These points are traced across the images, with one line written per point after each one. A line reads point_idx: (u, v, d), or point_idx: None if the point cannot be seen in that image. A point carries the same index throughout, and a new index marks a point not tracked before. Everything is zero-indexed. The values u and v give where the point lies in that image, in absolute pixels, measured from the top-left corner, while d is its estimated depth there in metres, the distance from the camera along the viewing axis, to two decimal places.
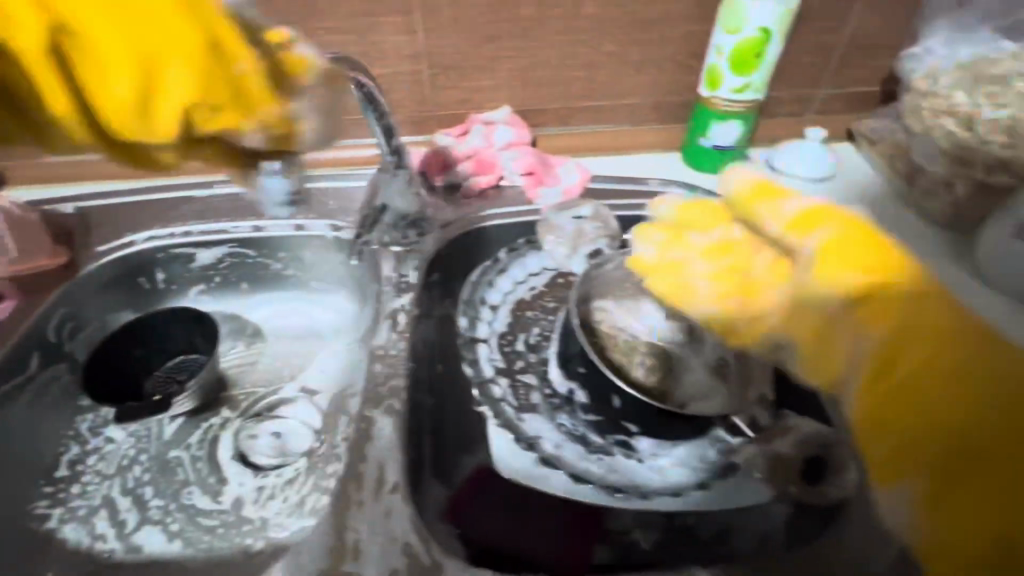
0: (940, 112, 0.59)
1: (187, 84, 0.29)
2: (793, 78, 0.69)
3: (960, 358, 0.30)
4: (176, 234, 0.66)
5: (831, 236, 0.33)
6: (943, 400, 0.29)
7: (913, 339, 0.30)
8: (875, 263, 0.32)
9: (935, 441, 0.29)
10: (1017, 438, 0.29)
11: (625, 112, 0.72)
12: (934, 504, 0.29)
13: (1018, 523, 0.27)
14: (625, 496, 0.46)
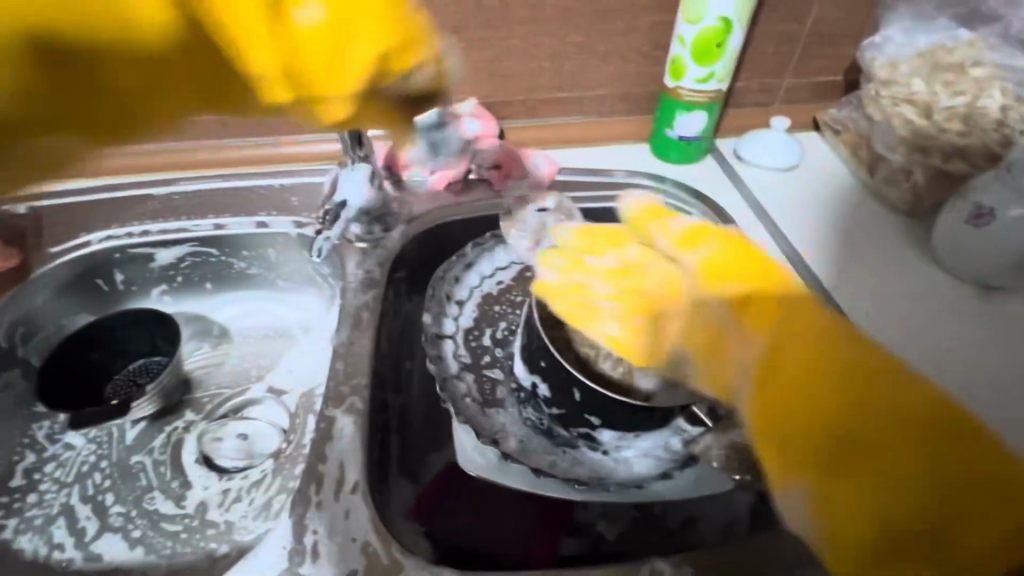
0: (899, 100, 0.61)
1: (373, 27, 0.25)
2: (758, 68, 0.70)
3: (827, 351, 0.33)
4: (133, 233, 0.64)
5: (709, 256, 0.39)
6: (817, 391, 0.32)
7: (784, 337, 0.35)
8: (746, 277, 0.38)
9: (819, 437, 0.31)
10: (899, 423, 0.30)
11: (592, 104, 0.72)
12: (832, 504, 0.30)
13: (914, 511, 0.28)
14: (589, 488, 0.44)
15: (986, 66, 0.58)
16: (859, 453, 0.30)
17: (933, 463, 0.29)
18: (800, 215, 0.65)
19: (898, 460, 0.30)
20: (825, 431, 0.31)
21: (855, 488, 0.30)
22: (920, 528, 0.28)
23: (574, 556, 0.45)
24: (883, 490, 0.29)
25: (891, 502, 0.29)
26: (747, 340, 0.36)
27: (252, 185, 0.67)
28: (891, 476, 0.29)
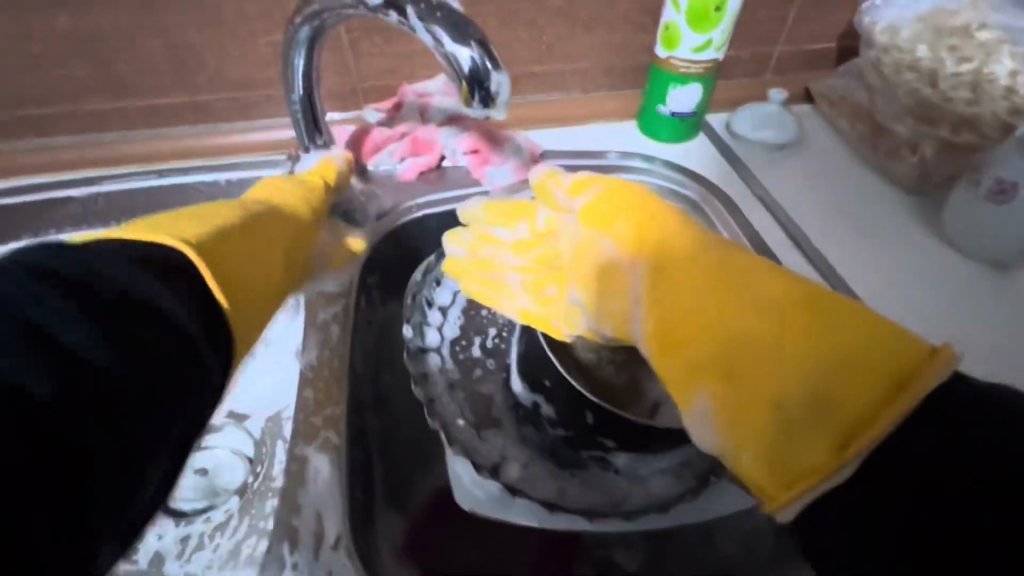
0: (903, 66, 0.56)
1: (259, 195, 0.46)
2: (751, 35, 0.64)
3: (704, 272, 0.37)
4: (51, 244, 0.56)
5: (596, 198, 0.43)
6: (708, 307, 0.36)
7: (671, 266, 0.38)
8: (630, 212, 0.41)
9: (709, 351, 0.34)
10: (774, 327, 0.34)
11: (575, 78, 0.65)
12: (726, 412, 0.33)
13: (794, 403, 0.31)
14: (607, 518, 0.40)
15: (994, 29, 0.54)
16: (747, 350, 0.34)
17: (814, 345, 0.32)
18: (801, 194, 0.61)
19: (780, 349, 0.33)
20: (720, 340, 0.34)
21: (752, 383, 0.33)
22: (815, 399, 0.31)
23: None
24: (774, 378, 0.32)
25: (782, 393, 0.32)
26: (635, 270, 0.39)
27: (193, 181, 0.60)
28: (777, 363, 0.33)
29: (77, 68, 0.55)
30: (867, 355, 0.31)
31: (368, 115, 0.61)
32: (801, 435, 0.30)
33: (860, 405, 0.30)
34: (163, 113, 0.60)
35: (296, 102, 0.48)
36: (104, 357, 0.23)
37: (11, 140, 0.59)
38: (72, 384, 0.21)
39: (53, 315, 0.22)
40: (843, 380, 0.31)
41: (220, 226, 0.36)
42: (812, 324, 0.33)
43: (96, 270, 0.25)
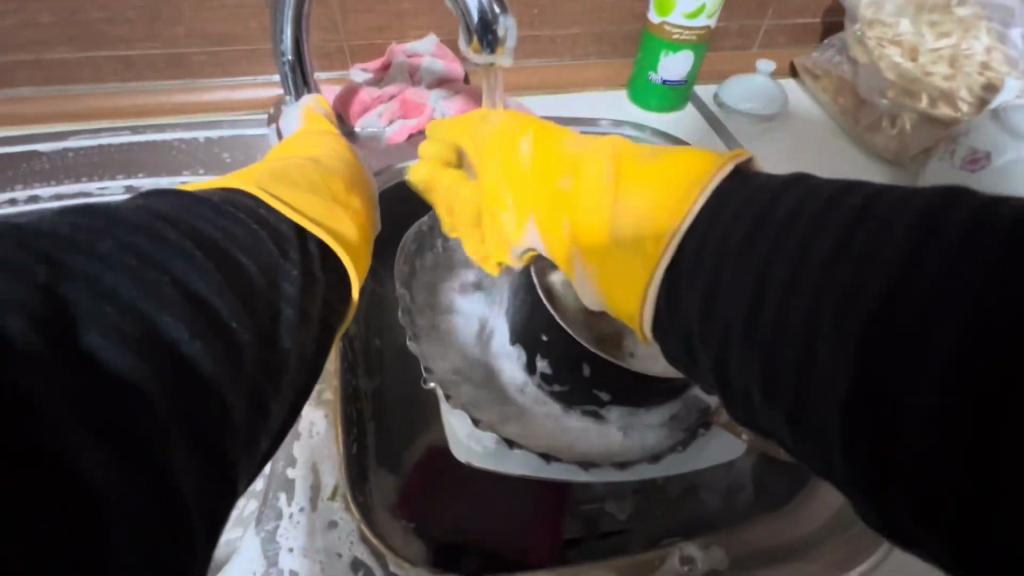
0: (886, 41, 0.58)
1: (322, 148, 0.45)
2: (739, 6, 0.65)
3: (586, 173, 0.38)
4: (18, 201, 0.53)
5: (489, 128, 0.44)
6: (577, 196, 0.38)
7: (533, 158, 0.41)
8: (517, 130, 0.42)
9: (575, 230, 0.37)
10: (617, 201, 0.36)
11: (567, 44, 0.65)
12: (597, 274, 0.37)
13: (632, 259, 0.34)
14: (601, 467, 0.40)
15: (972, 5, 0.57)
16: (595, 213, 0.37)
17: (649, 206, 0.34)
18: (784, 165, 0.62)
19: (622, 214, 0.35)
20: (571, 212, 0.38)
21: (606, 245, 0.36)
22: (640, 250, 0.34)
23: (579, 539, 0.42)
24: (618, 241, 0.35)
25: (626, 251, 0.35)
26: (530, 178, 0.40)
27: (171, 139, 0.58)
28: (615, 213, 0.36)
29: (38, 12, 0.51)
30: (670, 192, 0.33)
31: (356, 75, 0.59)
32: (631, 275, 0.34)
33: (656, 236, 0.33)
34: (135, 66, 0.57)
35: (286, 58, 0.47)
36: (210, 287, 0.24)
37: None
38: (199, 317, 0.23)
39: (166, 249, 0.24)
40: (652, 221, 0.33)
41: (277, 179, 0.36)
42: (638, 171, 0.36)
43: (190, 216, 0.27)
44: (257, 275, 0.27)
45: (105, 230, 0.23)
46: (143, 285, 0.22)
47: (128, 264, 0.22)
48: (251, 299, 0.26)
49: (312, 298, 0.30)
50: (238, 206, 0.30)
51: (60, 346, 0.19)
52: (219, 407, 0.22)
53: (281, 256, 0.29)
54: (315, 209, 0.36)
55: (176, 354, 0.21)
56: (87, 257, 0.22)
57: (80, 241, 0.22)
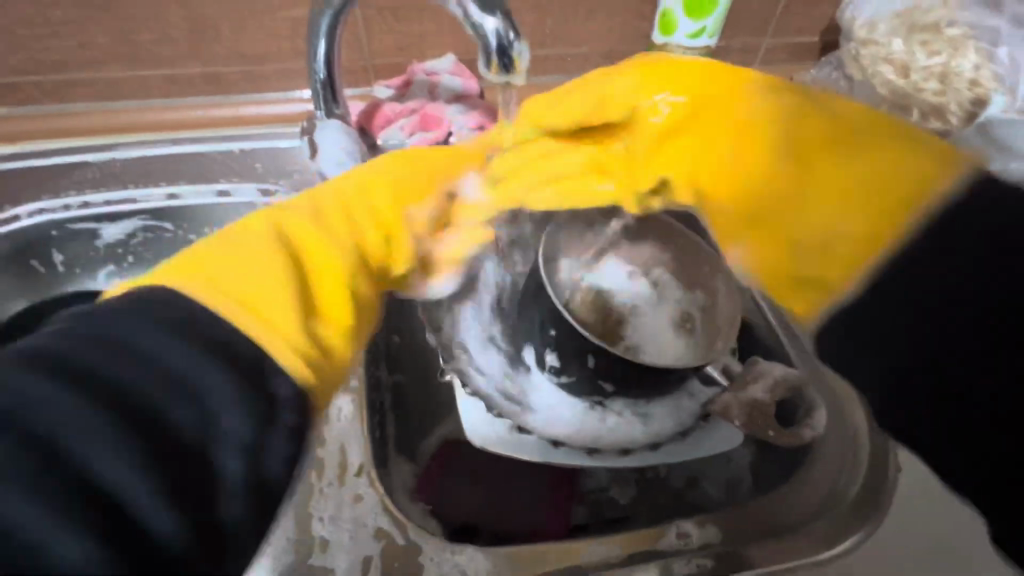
0: (879, 60, 0.61)
1: (350, 181, 0.37)
2: (740, 26, 0.68)
3: (774, 158, 0.35)
4: (71, 206, 0.58)
5: (683, 83, 0.37)
6: (772, 176, 0.35)
7: (687, 133, 0.37)
8: (705, 91, 0.37)
9: (761, 210, 0.35)
10: (831, 196, 0.33)
11: (577, 62, 0.68)
12: (765, 256, 0.36)
13: (829, 258, 0.33)
14: (603, 453, 0.46)
15: (961, 25, 0.58)
16: (778, 207, 0.35)
17: (867, 208, 0.32)
18: None
19: (814, 211, 0.33)
20: (742, 195, 0.36)
21: (783, 232, 0.35)
22: (833, 252, 0.33)
23: (584, 525, 0.45)
24: (810, 232, 0.34)
25: (812, 244, 0.33)
26: (712, 148, 0.37)
27: (208, 151, 0.62)
28: (801, 219, 0.34)
29: (96, 35, 0.57)
30: (891, 202, 0.31)
31: (380, 92, 0.64)
32: (827, 272, 0.33)
33: (866, 243, 0.31)
34: (179, 83, 0.62)
35: (318, 76, 0.52)
36: (173, 407, 0.21)
37: (31, 106, 0.62)
38: (232, 399, 0.22)
39: (133, 357, 0.21)
40: (864, 228, 0.31)
41: (249, 242, 0.29)
42: (829, 172, 0.33)
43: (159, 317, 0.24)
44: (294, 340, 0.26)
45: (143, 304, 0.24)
46: (191, 362, 0.22)
47: (153, 346, 0.22)
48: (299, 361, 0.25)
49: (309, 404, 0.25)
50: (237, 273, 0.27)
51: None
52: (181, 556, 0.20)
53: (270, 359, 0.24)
54: (265, 300, 0.26)
55: (204, 446, 0.21)
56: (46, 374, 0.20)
57: (52, 352, 0.21)
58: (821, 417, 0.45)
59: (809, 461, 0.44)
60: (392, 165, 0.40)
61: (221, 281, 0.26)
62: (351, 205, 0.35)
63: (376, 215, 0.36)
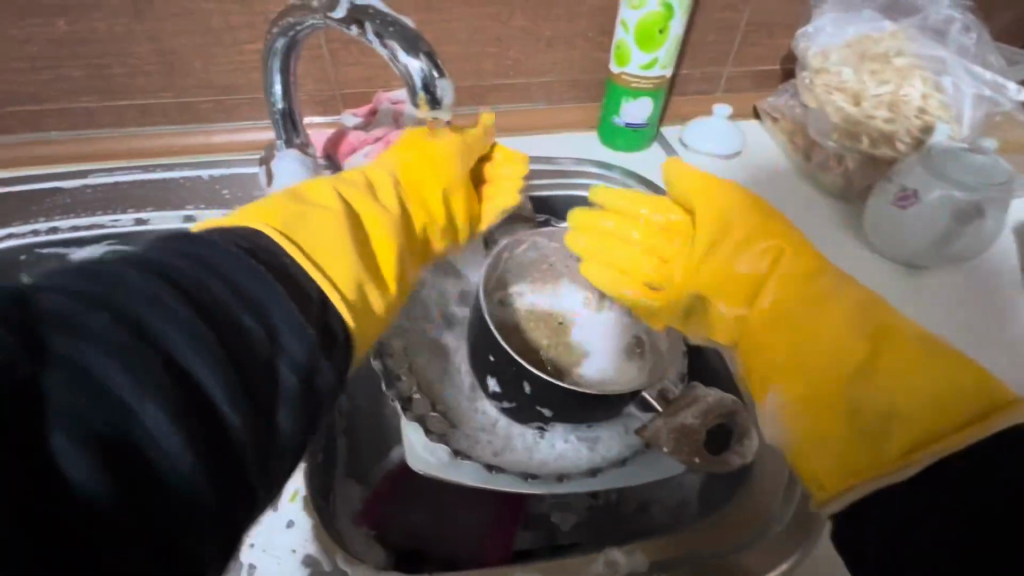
0: (832, 88, 0.63)
1: (394, 164, 0.46)
2: (700, 56, 0.70)
3: (850, 303, 0.39)
4: (40, 231, 0.58)
5: (784, 246, 0.43)
6: (841, 334, 0.38)
7: (745, 267, 0.43)
8: (784, 245, 0.43)
9: (832, 361, 0.38)
10: (901, 374, 0.36)
11: (539, 91, 0.70)
12: (801, 412, 0.38)
13: (874, 434, 0.35)
14: (540, 479, 0.45)
15: (908, 56, 0.62)
16: (820, 380, 0.38)
17: (917, 394, 0.35)
18: None
19: (865, 382, 0.37)
20: (807, 340, 0.39)
21: (829, 391, 0.37)
22: (879, 427, 0.35)
23: (530, 551, 0.45)
24: (865, 403, 0.36)
25: (866, 419, 0.36)
26: (769, 291, 0.42)
27: (178, 176, 0.64)
28: (856, 387, 0.37)
29: (68, 67, 0.58)
30: (943, 400, 0.34)
31: (346, 120, 0.66)
32: (878, 441, 0.35)
33: (927, 429, 0.34)
34: (151, 112, 0.64)
35: (276, 107, 0.53)
36: (223, 336, 0.24)
37: (9, 135, 0.63)
38: (293, 333, 0.27)
39: (198, 282, 0.25)
40: (922, 415, 0.34)
41: (317, 211, 0.36)
42: (915, 357, 0.36)
43: (216, 254, 0.27)
44: (301, 318, 0.28)
45: (175, 269, 0.25)
46: (247, 302, 0.26)
47: (180, 301, 0.24)
48: (303, 333, 0.27)
49: (331, 352, 0.29)
50: (258, 252, 0.29)
51: (83, 373, 0.21)
52: (230, 449, 0.23)
53: (309, 315, 0.28)
54: (324, 253, 0.34)
55: (219, 391, 0.23)
56: (123, 289, 0.23)
57: (119, 272, 0.24)
58: (750, 444, 0.46)
59: (746, 486, 0.45)
60: (426, 157, 0.46)
61: (303, 233, 0.34)
62: (388, 188, 0.43)
63: (417, 208, 0.45)
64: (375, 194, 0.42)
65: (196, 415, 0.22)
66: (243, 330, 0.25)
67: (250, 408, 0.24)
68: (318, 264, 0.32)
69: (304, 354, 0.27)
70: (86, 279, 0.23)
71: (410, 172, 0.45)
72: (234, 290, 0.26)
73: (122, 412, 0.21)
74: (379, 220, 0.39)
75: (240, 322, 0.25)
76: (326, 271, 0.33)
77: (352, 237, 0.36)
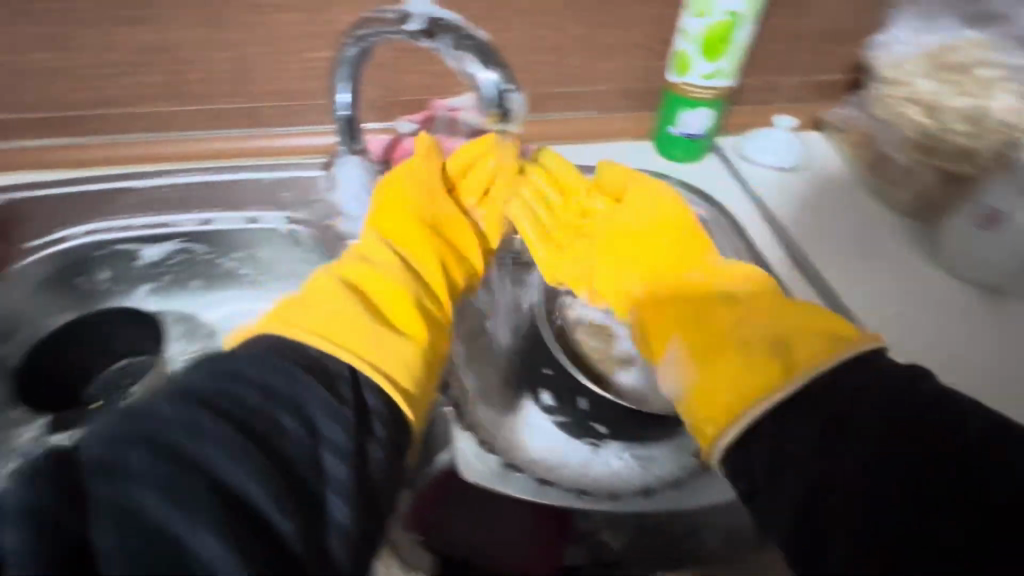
0: (904, 100, 0.60)
1: (383, 224, 0.47)
2: (762, 65, 0.68)
3: (734, 273, 0.46)
4: (114, 228, 0.63)
5: (693, 229, 0.50)
6: (727, 296, 0.44)
7: (660, 244, 0.50)
8: (689, 229, 0.50)
9: (718, 316, 0.43)
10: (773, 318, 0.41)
11: (595, 99, 0.69)
12: (695, 362, 0.41)
13: (749, 368, 0.38)
14: (595, 497, 0.46)
15: (993, 67, 0.58)
16: (717, 334, 0.41)
17: (790, 331, 0.39)
18: (803, 216, 0.64)
19: (743, 327, 0.41)
20: (704, 303, 0.44)
21: (721, 341, 0.41)
22: (752, 362, 0.38)
23: (577, 567, 0.44)
24: (742, 346, 0.39)
25: (747, 359, 0.38)
26: (683, 270, 0.48)
27: (241, 177, 0.65)
28: (742, 332, 0.40)
29: (147, 73, 0.61)
30: (807, 335, 0.38)
31: (403, 126, 0.67)
32: (751, 372, 0.37)
33: (801, 359, 0.37)
34: (216, 117, 0.66)
35: (341, 113, 0.54)
36: (258, 443, 0.28)
37: (76, 137, 0.64)
38: (324, 419, 0.30)
39: (230, 399, 0.29)
40: (788, 347, 0.38)
41: (315, 292, 0.39)
42: (789, 307, 0.41)
43: (239, 365, 0.31)
44: (335, 401, 0.31)
45: (204, 392, 0.29)
46: (276, 403, 0.30)
47: (213, 419, 0.27)
48: (336, 416, 0.31)
49: (368, 431, 0.32)
50: (285, 351, 0.33)
51: (134, 508, 0.24)
52: (284, 547, 0.26)
53: (338, 398, 0.32)
54: (345, 332, 0.36)
55: (264, 495, 0.26)
56: (161, 424, 0.27)
57: (155, 410, 0.28)
58: None
59: None
60: (409, 210, 0.48)
61: (305, 315, 0.36)
62: (381, 250, 0.44)
63: (417, 258, 0.45)
64: (366, 260, 0.43)
65: (244, 523, 0.25)
66: (279, 430, 0.29)
67: (295, 502, 0.27)
68: (332, 340, 0.35)
69: (342, 436, 0.30)
70: (125, 422, 0.27)
71: (394, 227, 0.47)
72: (265, 394, 0.30)
73: (174, 537, 0.23)
74: (376, 284, 0.41)
75: (281, 422, 0.29)
76: (338, 342, 0.35)
77: (348, 302, 0.38)
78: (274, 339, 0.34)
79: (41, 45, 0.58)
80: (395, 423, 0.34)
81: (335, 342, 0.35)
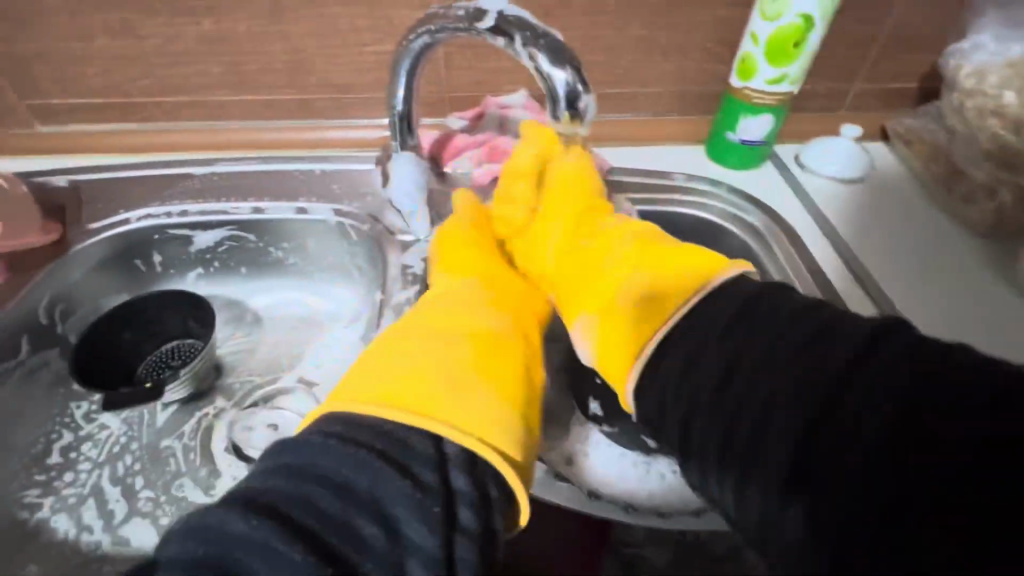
0: (986, 112, 0.56)
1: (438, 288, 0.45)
2: (826, 71, 0.65)
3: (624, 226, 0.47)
4: (173, 214, 0.63)
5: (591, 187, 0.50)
6: (616, 250, 0.45)
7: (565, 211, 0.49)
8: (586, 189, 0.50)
9: (608, 272, 0.44)
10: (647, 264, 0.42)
11: (649, 102, 0.68)
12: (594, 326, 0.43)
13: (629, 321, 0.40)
14: (643, 513, 0.43)
15: None
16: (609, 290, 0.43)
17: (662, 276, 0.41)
18: (863, 230, 0.61)
19: (627, 282, 0.42)
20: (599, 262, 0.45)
21: (611, 301, 0.42)
22: (631, 315, 0.40)
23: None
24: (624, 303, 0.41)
25: (630, 317, 0.40)
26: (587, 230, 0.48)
27: (294, 169, 0.67)
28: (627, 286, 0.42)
29: (207, 63, 0.63)
30: (677, 278, 0.40)
31: (453, 123, 0.67)
32: (633, 329, 0.40)
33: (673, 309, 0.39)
34: (271, 107, 0.67)
35: (396, 109, 0.54)
36: (335, 559, 0.26)
37: (142, 122, 0.67)
38: (408, 521, 0.29)
39: (306, 509, 0.28)
40: (662, 296, 0.40)
41: (383, 360, 0.37)
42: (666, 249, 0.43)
43: (313, 459, 0.29)
44: (415, 491, 0.29)
45: (277, 502, 0.28)
46: (352, 509, 0.28)
47: (284, 540, 0.26)
48: (423, 517, 0.29)
49: (455, 531, 0.30)
50: (356, 433, 0.31)
51: None
52: None
53: (422, 493, 0.29)
54: (421, 395, 0.34)
55: None
56: (234, 544, 0.26)
57: (226, 527, 0.27)
58: None
59: None
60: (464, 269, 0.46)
61: (371, 387, 0.34)
62: (446, 310, 0.41)
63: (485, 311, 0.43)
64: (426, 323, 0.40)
65: None
66: (361, 540, 0.28)
67: None
68: (407, 408, 0.33)
69: (429, 540, 0.29)
70: (200, 542, 0.27)
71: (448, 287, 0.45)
72: (341, 497, 0.28)
73: None
74: (449, 340, 0.38)
75: (361, 531, 0.28)
76: (415, 408, 0.33)
77: (421, 363, 0.36)
78: (342, 411, 0.33)
79: (111, 33, 0.60)
80: (487, 506, 0.31)
81: (409, 409, 0.33)
